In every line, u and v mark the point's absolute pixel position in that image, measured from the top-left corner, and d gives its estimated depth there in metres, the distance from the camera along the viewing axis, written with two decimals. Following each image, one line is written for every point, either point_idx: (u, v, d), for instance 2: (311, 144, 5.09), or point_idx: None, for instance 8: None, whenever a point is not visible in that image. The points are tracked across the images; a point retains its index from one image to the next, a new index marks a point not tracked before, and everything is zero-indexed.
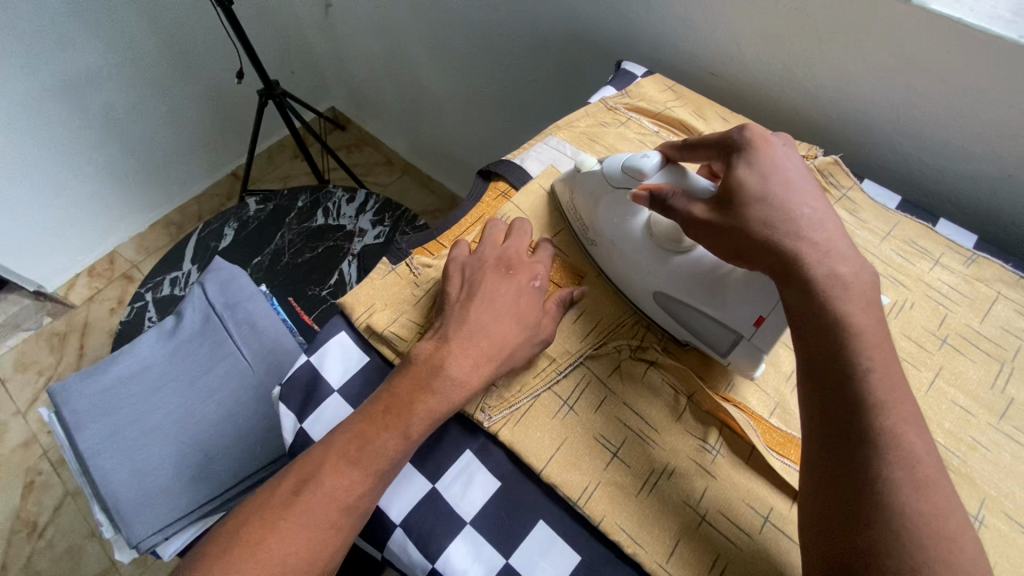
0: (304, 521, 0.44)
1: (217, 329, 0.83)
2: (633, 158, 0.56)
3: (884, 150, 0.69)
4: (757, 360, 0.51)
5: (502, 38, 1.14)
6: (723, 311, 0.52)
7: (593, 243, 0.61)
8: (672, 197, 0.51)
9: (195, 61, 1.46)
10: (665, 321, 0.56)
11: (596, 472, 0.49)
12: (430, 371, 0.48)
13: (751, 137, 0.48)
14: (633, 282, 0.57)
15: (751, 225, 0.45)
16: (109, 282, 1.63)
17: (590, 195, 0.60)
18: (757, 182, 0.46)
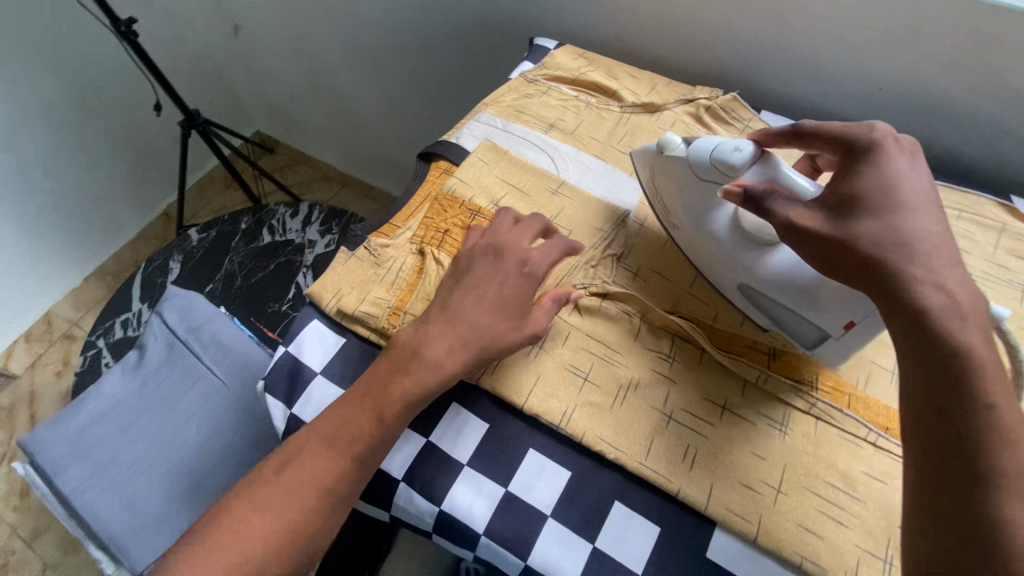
0: (280, 500, 0.45)
1: (184, 355, 0.84)
2: (724, 146, 0.53)
3: (774, 82, 0.78)
4: (848, 353, 0.52)
5: (419, 34, 1.18)
6: (814, 313, 0.52)
7: (675, 227, 0.61)
8: (771, 198, 0.47)
9: (106, 101, 1.41)
10: (751, 310, 0.57)
11: (572, 396, 0.54)
12: (407, 361, 0.50)
13: (878, 139, 0.46)
14: (721, 272, 0.58)
15: (859, 241, 0.42)
16: (51, 344, 1.56)
17: (672, 181, 0.58)
18: (872, 195, 0.43)
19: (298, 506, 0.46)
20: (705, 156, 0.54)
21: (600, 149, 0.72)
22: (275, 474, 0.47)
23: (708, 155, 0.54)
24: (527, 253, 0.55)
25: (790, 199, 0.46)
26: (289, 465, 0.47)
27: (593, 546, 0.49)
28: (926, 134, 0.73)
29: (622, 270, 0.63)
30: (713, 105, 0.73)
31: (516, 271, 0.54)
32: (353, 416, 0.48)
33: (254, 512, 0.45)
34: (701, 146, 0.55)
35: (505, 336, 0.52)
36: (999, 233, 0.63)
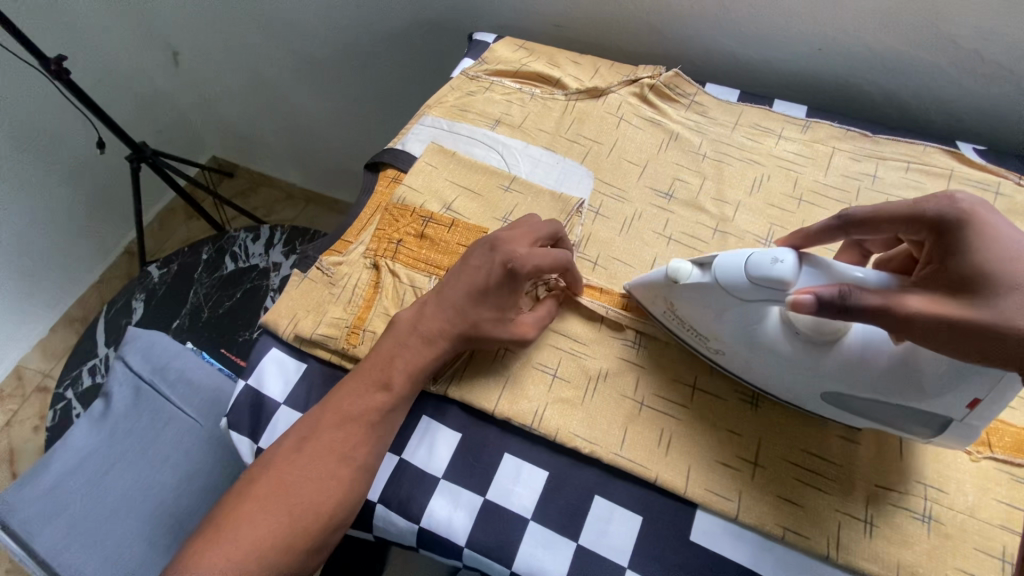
0: (263, 512, 0.47)
1: (152, 397, 0.81)
2: (759, 260, 0.45)
3: (716, 53, 0.78)
4: (976, 435, 0.43)
5: (362, 40, 1.16)
6: (928, 402, 0.43)
7: (718, 351, 0.52)
8: (854, 294, 0.40)
9: (48, 144, 1.36)
10: (853, 416, 0.48)
11: (542, 395, 0.54)
12: (403, 349, 0.52)
13: (965, 210, 0.41)
14: (794, 384, 0.48)
15: (1020, 321, 0.36)
16: (25, 399, 1.53)
17: (703, 308, 0.50)
18: (995, 268, 0.38)
19: (288, 508, 0.47)
20: (741, 278, 0.46)
21: (549, 140, 0.71)
22: (266, 475, 0.48)
23: (744, 275, 0.46)
24: (512, 248, 0.53)
25: (888, 290, 0.40)
26: (273, 474, 0.48)
27: (577, 544, 0.48)
28: (870, 89, 0.73)
29: (581, 260, 0.62)
30: (656, 83, 0.72)
31: (497, 263, 0.53)
32: (348, 414, 0.50)
33: (245, 515, 0.47)
34: (726, 265, 0.47)
35: (487, 325, 0.53)
36: (948, 179, 0.63)
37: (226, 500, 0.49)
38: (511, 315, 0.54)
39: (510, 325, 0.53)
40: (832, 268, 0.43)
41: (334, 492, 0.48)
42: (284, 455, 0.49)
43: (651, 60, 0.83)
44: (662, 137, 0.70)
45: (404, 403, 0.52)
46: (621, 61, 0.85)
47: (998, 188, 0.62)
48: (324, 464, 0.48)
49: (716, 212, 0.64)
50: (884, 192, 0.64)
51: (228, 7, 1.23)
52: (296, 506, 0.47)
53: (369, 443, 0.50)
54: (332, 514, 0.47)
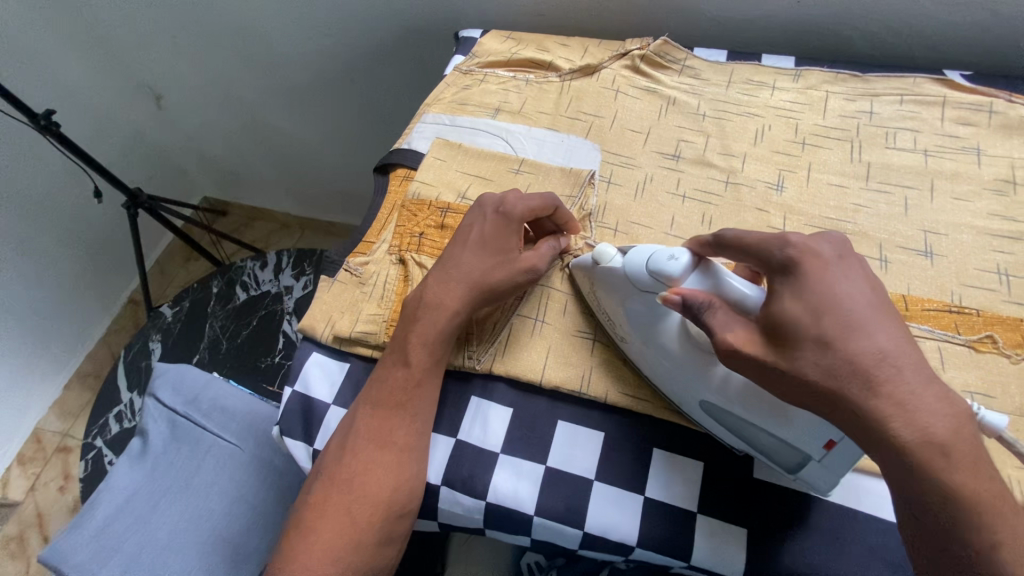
0: (323, 514, 0.49)
1: (188, 429, 0.81)
2: (659, 256, 0.47)
3: (700, 19, 0.80)
4: (835, 480, 0.43)
5: (343, 59, 1.18)
6: (789, 430, 0.42)
7: (624, 339, 0.52)
8: (708, 310, 0.41)
9: (45, 202, 1.37)
10: (721, 430, 0.48)
11: (585, 360, 0.54)
12: (415, 323, 0.53)
13: (796, 251, 0.40)
14: (678, 389, 0.49)
15: (812, 375, 0.37)
16: (46, 462, 1.51)
17: (613, 293, 0.51)
18: (805, 316, 0.38)
19: (347, 503, 0.49)
20: (643, 269, 0.48)
21: (550, 120, 0.72)
22: (320, 477, 0.51)
23: (643, 267, 0.48)
24: (501, 197, 0.57)
25: (730, 316, 0.41)
26: (323, 478, 0.50)
27: (645, 497, 0.49)
28: (852, 34, 0.76)
29: (601, 229, 0.63)
30: (647, 53, 0.74)
31: (491, 213, 0.56)
32: (377, 403, 0.52)
33: (312, 519, 0.49)
34: (637, 254, 0.49)
35: (492, 271, 0.54)
36: (942, 106, 0.65)
37: (296, 510, 0.51)
38: (514, 257, 0.55)
39: (515, 265, 0.55)
40: (722, 279, 0.44)
41: (384, 480, 0.49)
42: (332, 455, 0.51)
43: (634, 34, 0.86)
44: (659, 104, 0.71)
45: (428, 376, 0.52)
46: (607, 36, 0.87)
47: (991, 108, 0.64)
48: (367, 454, 0.50)
49: (725, 165, 0.65)
50: (883, 126, 0.66)
51: (209, 46, 1.25)
52: (353, 501, 0.49)
53: (404, 424, 0.51)
54: (389, 503, 0.49)
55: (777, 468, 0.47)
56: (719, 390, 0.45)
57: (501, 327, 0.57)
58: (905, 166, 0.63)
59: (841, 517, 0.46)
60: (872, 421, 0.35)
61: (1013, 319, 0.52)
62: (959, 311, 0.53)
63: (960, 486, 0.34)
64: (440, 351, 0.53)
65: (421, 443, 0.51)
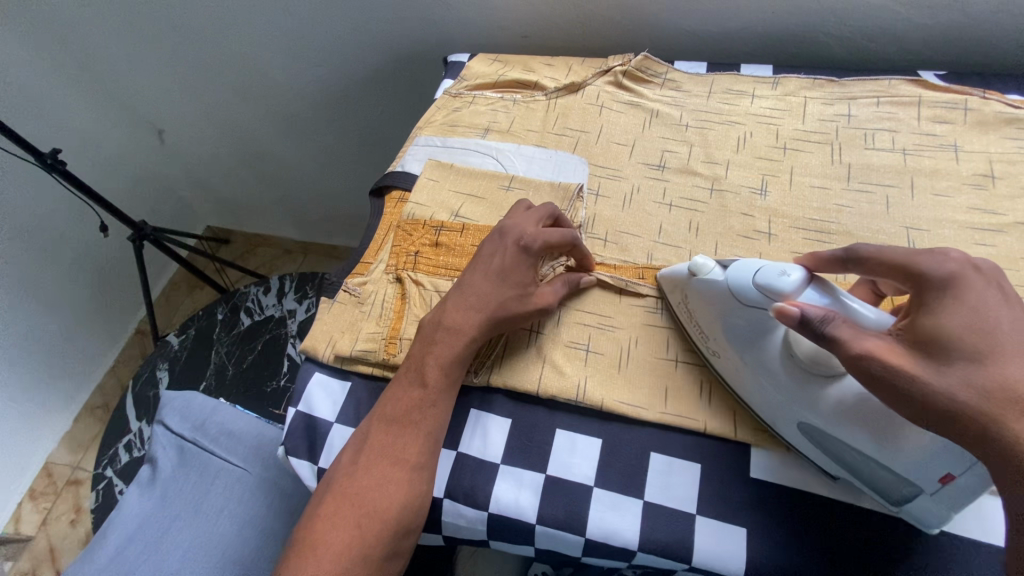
0: (332, 528, 0.49)
1: (196, 455, 0.83)
2: (769, 272, 0.46)
3: (678, 34, 0.83)
4: (942, 515, 0.43)
5: (339, 87, 1.21)
6: (898, 460, 0.42)
7: (715, 354, 0.52)
8: (831, 324, 0.41)
9: (52, 238, 1.40)
10: (818, 454, 0.47)
11: (581, 370, 0.56)
12: (432, 345, 0.54)
13: (953, 274, 0.41)
14: (775, 408, 0.48)
15: (961, 394, 0.37)
16: (58, 495, 1.53)
17: (710, 307, 0.51)
18: (959, 337, 0.39)
19: (357, 517, 0.49)
20: (750, 284, 0.47)
21: (539, 138, 0.75)
22: (330, 490, 0.51)
23: (751, 283, 0.47)
24: (519, 228, 0.58)
25: (855, 327, 0.41)
26: (334, 491, 0.51)
27: (643, 501, 0.49)
28: (826, 41, 0.78)
29: (591, 240, 0.65)
30: (629, 69, 0.77)
31: (510, 245, 0.57)
32: (391, 420, 0.52)
33: (320, 530, 0.50)
34: (743, 267, 0.49)
35: (510, 302, 0.55)
36: (918, 106, 0.67)
37: (303, 523, 0.52)
38: (530, 287, 0.56)
39: (531, 296, 0.56)
40: (842, 299, 0.44)
41: (394, 495, 0.50)
42: (344, 470, 0.52)
43: (615, 51, 0.89)
44: (643, 117, 0.73)
45: (442, 398, 0.53)
46: (590, 53, 0.90)
47: (966, 105, 0.65)
48: (379, 470, 0.50)
49: (709, 173, 0.67)
50: (861, 128, 0.67)
51: (208, 80, 1.29)
52: (363, 515, 0.49)
53: (416, 443, 0.52)
54: (399, 518, 0.50)
55: (878, 497, 0.46)
56: (817, 409, 0.45)
57: (498, 341, 0.58)
58: (884, 165, 0.64)
59: (837, 513, 0.47)
60: (1017, 445, 0.35)
61: None
62: None
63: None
64: (455, 374, 0.54)
65: (430, 460, 0.52)
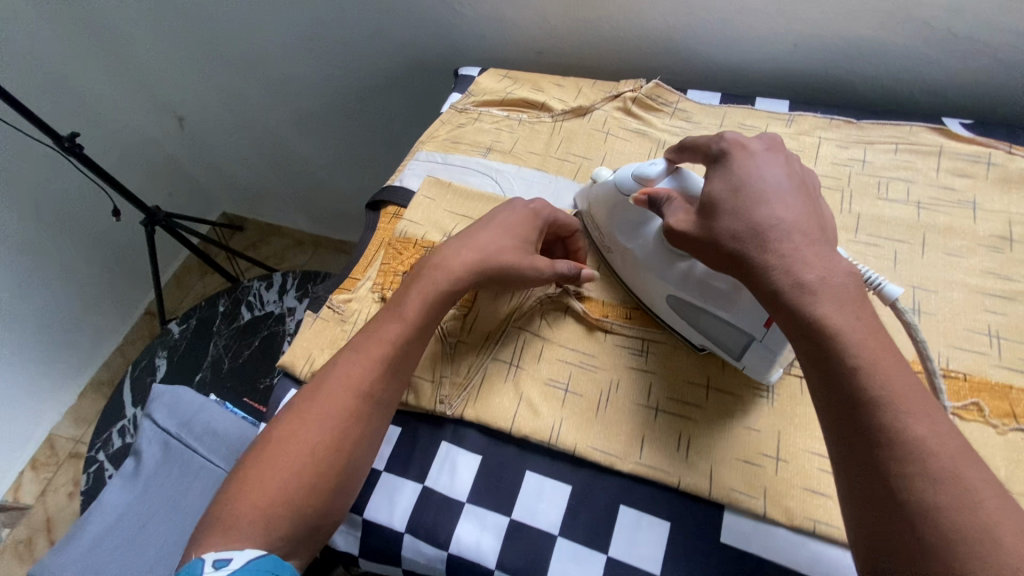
0: (287, 449, 0.49)
1: (180, 452, 0.83)
2: (641, 167, 0.59)
3: (694, 59, 0.80)
4: (773, 362, 0.50)
5: (352, 87, 1.20)
6: (737, 313, 0.51)
7: (610, 249, 0.63)
8: (665, 201, 0.54)
9: (67, 217, 1.42)
10: (682, 323, 0.56)
11: (557, 410, 0.54)
12: (418, 283, 0.56)
13: (729, 145, 0.53)
14: (646, 286, 0.58)
15: (722, 237, 0.48)
16: (59, 466, 1.56)
17: (604, 204, 0.63)
18: (723, 195, 0.50)
19: (314, 442, 0.49)
20: (628, 178, 0.59)
21: (540, 161, 0.73)
22: (290, 416, 0.50)
23: (628, 176, 0.59)
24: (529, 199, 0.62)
25: (676, 203, 0.54)
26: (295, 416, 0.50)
27: (607, 557, 0.48)
28: (849, 77, 0.75)
29: None
30: (638, 96, 0.75)
31: (519, 208, 0.60)
32: (361, 350, 0.53)
33: (271, 459, 0.48)
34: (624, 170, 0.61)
35: (512, 253, 0.57)
36: (938, 156, 0.64)
37: (248, 458, 0.50)
38: (533, 248, 0.58)
39: (533, 255, 0.57)
40: (687, 182, 0.57)
41: (351, 430, 0.50)
42: (301, 405, 0.51)
43: (630, 74, 0.87)
44: (649, 147, 0.71)
45: (418, 340, 0.54)
46: (604, 74, 0.89)
47: (989, 160, 0.62)
48: (343, 397, 0.50)
49: None
50: (876, 175, 0.64)
51: (227, 71, 1.29)
52: (320, 440, 0.49)
53: (383, 378, 0.52)
54: (353, 454, 0.50)
55: (725, 354, 0.54)
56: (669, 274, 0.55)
57: (476, 371, 0.57)
58: (896, 219, 0.61)
59: None
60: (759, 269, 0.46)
61: (1000, 386, 0.50)
62: (944, 375, 0.52)
63: (823, 318, 0.42)
64: (434, 320, 0.55)
65: (389, 400, 0.53)
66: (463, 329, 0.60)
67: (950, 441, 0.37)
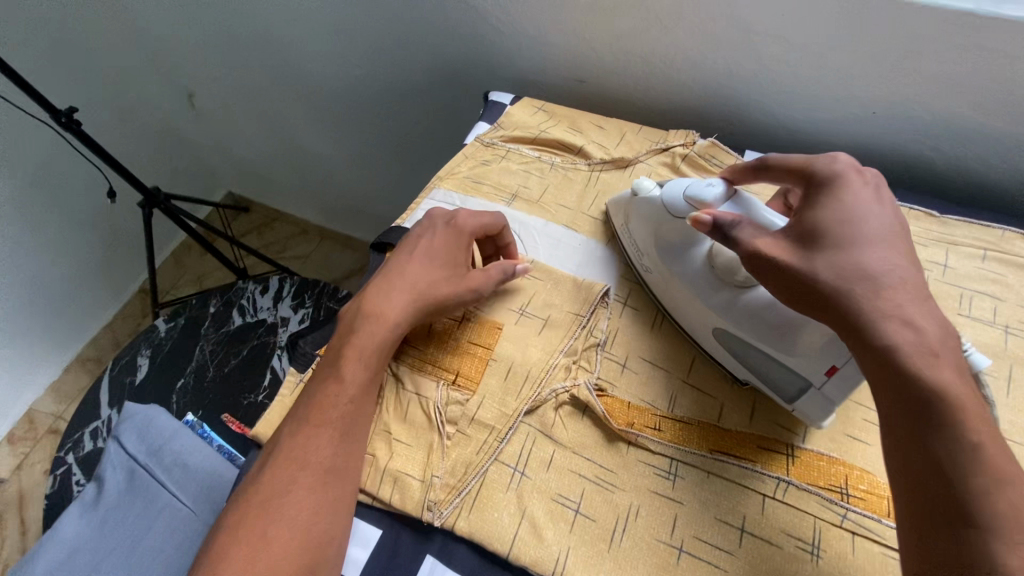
0: (251, 553, 0.43)
1: (145, 482, 0.76)
2: (695, 187, 0.52)
3: (756, 113, 0.71)
4: (829, 410, 0.47)
5: (370, 87, 1.11)
6: (799, 356, 0.47)
7: (649, 271, 0.58)
8: (736, 224, 0.47)
9: (63, 190, 1.35)
10: (729, 360, 0.53)
11: (563, 537, 0.46)
12: (353, 336, 0.53)
13: (840, 171, 0.47)
14: (693, 317, 0.54)
15: (824, 276, 0.43)
16: (36, 443, 1.50)
17: (645, 223, 0.57)
18: (833, 227, 0.44)
19: (285, 530, 0.44)
20: (680, 198, 0.53)
21: (570, 217, 0.65)
22: (248, 512, 0.45)
23: (681, 196, 0.53)
24: (450, 210, 0.59)
25: (760, 228, 0.47)
26: (257, 509, 0.45)
27: None
28: (931, 157, 0.66)
29: (607, 361, 0.55)
30: (690, 153, 0.66)
31: (439, 227, 0.58)
32: (305, 420, 0.49)
33: (228, 560, 0.43)
34: (674, 186, 0.54)
35: (440, 285, 0.55)
36: None
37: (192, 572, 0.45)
38: (460, 271, 0.56)
39: (461, 279, 0.56)
40: (752, 208, 0.50)
41: (304, 502, 0.45)
42: (247, 491, 0.47)
43: (679, 120, 0.78)
44: None
45: (363, 394, 0.51)
46: (649, 117, 0.80)
47: None
48: (302, 475, 0.46)
49: None
50: (957, 285, 0.56)
51: (240, 54, 1.20)
52: (291, 528, 0.44)
53: (338, 442, 0.48)
54: (309, 532, 0.44)
55: (774, 396, 0.50)
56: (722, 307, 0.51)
57: (473, 474, 0.49)
58: (978, 343, 0.53)
59: None
60: (863, 316, 0.41)
61: None
62: None
63: (937, 382, 0.38)
64: (376, 368, 0.52)
65: (346, 465, 0.48)
66: (465, 418, 0.53)
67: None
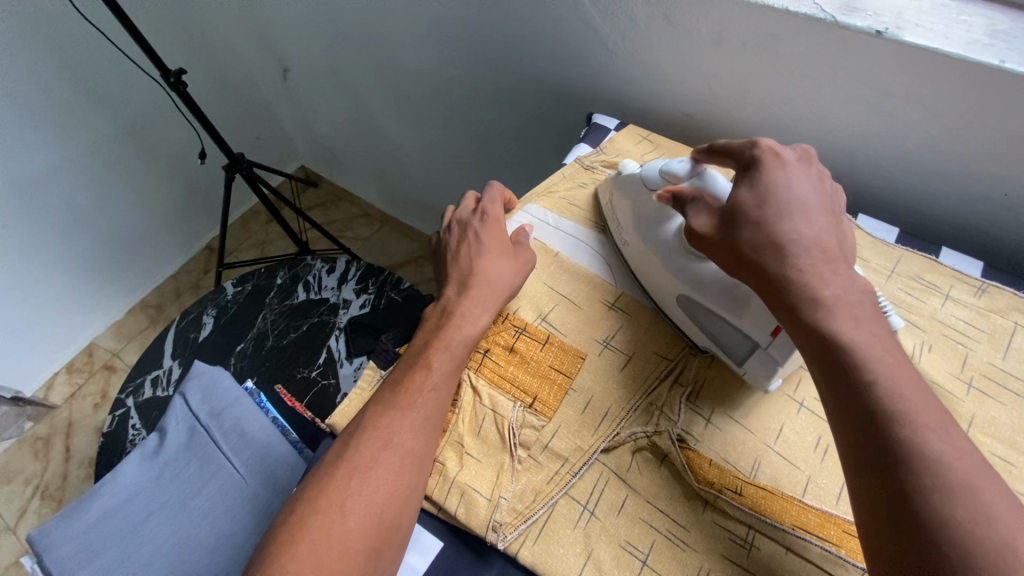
0: (328, 526, 0.43)
1: (204, 442, 0.79)
2: (671, 164, 0.57)
3: (871, 176, 0.69)
4: (774, 371, 0.50)
5: (463, 87, 1.12)
6: (745, 321, 0.51)
7: (626, 243, 0.62)
8: (692, 201, 0.51)
9: (158, 142, 1.41)
10: (692, 325, 0.56)
11: None
12: (439, 334, 0.54)
13: (764, 153, 0.48)
14: (661, 285, 0.58)
15: (745, 247, 0.45)
16: (90, 376, 1.57)
17: (631, 193, 0.62)
18: (750, 205, 0.46)
19: (362, 509, 0.44)
20: (656, 172, 0.58)
21: None
22: (327, 484, 0.45)
23: (657, 171, 0.58)
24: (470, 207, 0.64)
25: (711, 204, 0.50)
26: (336, 481, 0.45)
27: None
28: None
29: (691, 413, 0.53)
30: None
31: (475, 220, 0.62)
32: (392, 403, 0.49)
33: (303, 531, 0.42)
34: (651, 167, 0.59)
35: (504, 271, 0.58)
36: None
37: (261, 544, 0.44)
38: (513, 253, 0.60)
39: (516, 259, 0.60)
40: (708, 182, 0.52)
41: (383, 482, 0.45)
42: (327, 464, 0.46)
43: None
44: None
45: (446, 386, 0.51)
46: None
47: None
48: (386, 454, 0.46)
49: None
50: None
51: (342, 38, 1.23)
52: (370, 506, 0.44)
53: (420, 431, 0.48)
54: (383, 514, 0.44)
55: (729, 361, 0.54)
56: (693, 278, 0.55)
57: (543, 503, 0.49)
58: None
59: None
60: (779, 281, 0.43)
61: None
62: None
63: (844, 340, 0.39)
64: (460, 359, 0.53)
65: (425, 451, 0.48)
66: (538, 444, 0.52)
67: (967, 455, 0.34)
